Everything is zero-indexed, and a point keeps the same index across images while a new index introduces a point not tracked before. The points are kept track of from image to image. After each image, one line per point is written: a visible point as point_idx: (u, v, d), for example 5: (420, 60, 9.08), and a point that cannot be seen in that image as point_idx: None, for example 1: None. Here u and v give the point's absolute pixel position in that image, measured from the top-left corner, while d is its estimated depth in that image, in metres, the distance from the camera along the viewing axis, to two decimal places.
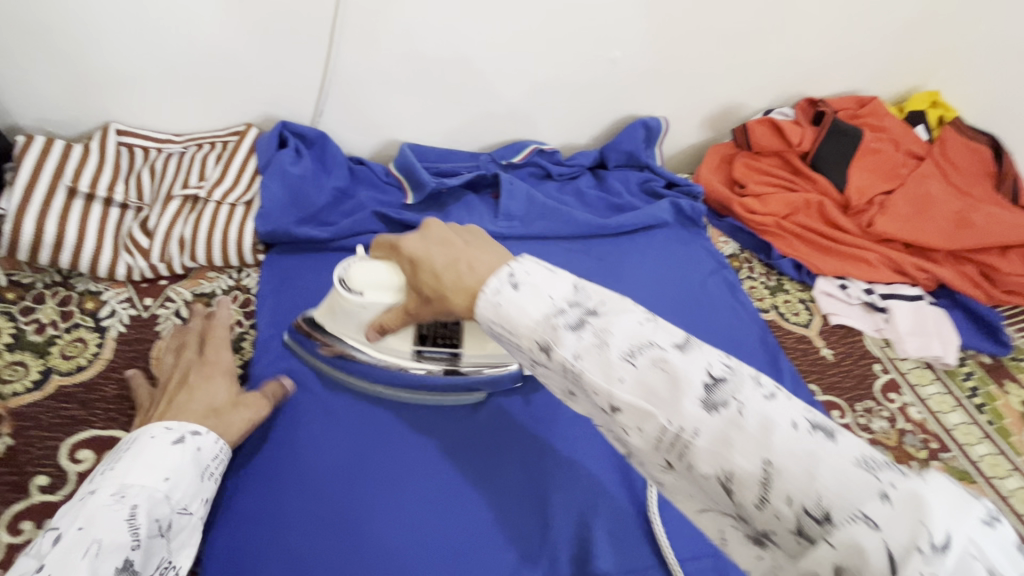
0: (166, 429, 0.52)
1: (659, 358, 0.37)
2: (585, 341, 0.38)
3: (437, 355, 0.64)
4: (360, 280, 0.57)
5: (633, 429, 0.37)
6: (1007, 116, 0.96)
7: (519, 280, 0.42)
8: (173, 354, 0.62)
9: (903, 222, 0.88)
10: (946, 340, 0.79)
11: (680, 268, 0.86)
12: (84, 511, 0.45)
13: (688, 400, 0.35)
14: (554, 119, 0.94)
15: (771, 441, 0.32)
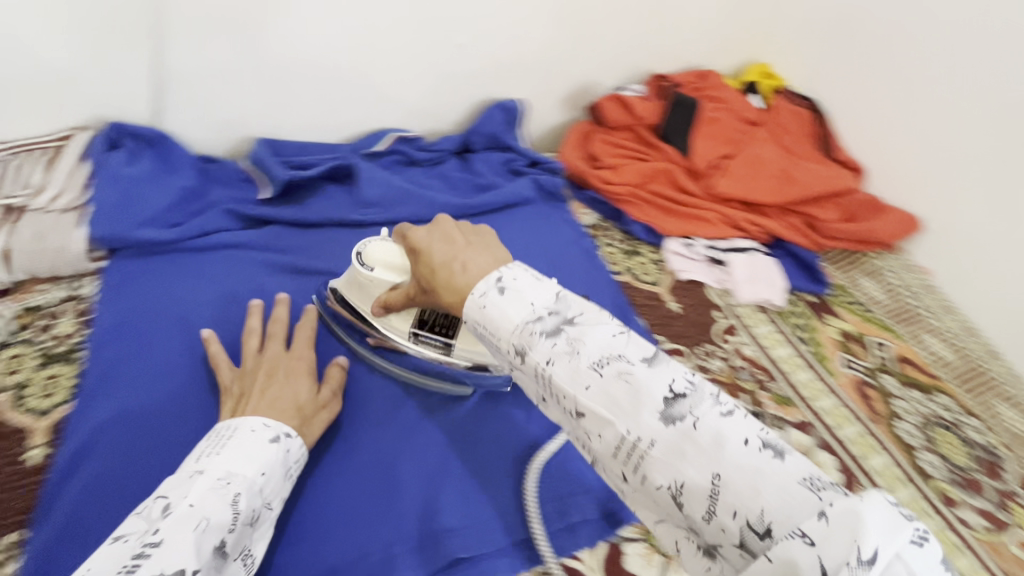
0: (266, 426, 0.54)
1: (625, 371, 0.41)
2: (557, 348, 0.42)
3: (432, 342, 0.64)
4: (371, 255, 0.64)
5: (595, 435, 0.41)
6: (824, 82, 1.08)
7: (505, 285, 0.46)
8: (275, 345, 0.65)
9: (740, 181, 0.97)
10: (774, 283, 0.88)
11: (543, 240, 0.90)
12: (194, 489, 0.46)
13: (647, 412, 0.39)
14: (413, 106, 0.96)
15: (720, 453, 0.36)
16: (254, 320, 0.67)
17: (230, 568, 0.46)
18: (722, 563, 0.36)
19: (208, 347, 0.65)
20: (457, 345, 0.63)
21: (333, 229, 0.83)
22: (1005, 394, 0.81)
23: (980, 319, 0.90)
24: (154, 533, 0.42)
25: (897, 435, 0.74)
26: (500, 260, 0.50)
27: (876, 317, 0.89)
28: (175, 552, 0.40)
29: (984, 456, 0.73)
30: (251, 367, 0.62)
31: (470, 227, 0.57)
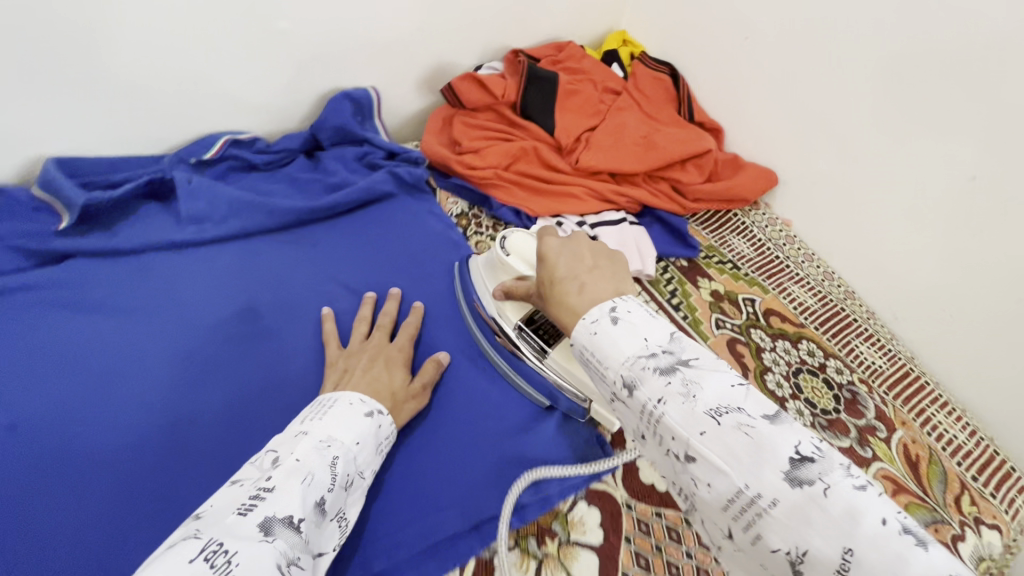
0: (362, 401, 0.57)
1: (745, 423, 0.37)
2: (672, 389, 0.39)
3: (530, 343, 0.66)
4: (514, 245, 0.69)
5: (703, 484, 0.37)
6: (682, 46, 1.06)
7: (619, 317, 0.45)
8: (380, 335, 0.70)
9: (606, 153, 0.94)
10: (646, 254, 0.87)
11: (402, 237, 0.85)
12: (299, 446, 0.48)
13: (768, 470, 0.35)
14: (244, 105, 0.85)
15: (855, 529, 0.31)
16: (366, 309, 0.73)
17: (328, 527, 0.47)
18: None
19: (324, 324, 0.70)
20: (552, 355, 0.64)
21: (153, 254, 0.72)
22: (863, 332, 0.84)
23: (837, 264, 0.94)
24: (267, 480, 0.44)
25: (767, 387, 0.76)
26: (620, 291, 0.50)
27: (745, 274, 0.90)
28: (286, 499, 0.42)
29: (846, 395, 0.76)
30: (359, 350, 0.67)
31: (603, 250, 0.57)
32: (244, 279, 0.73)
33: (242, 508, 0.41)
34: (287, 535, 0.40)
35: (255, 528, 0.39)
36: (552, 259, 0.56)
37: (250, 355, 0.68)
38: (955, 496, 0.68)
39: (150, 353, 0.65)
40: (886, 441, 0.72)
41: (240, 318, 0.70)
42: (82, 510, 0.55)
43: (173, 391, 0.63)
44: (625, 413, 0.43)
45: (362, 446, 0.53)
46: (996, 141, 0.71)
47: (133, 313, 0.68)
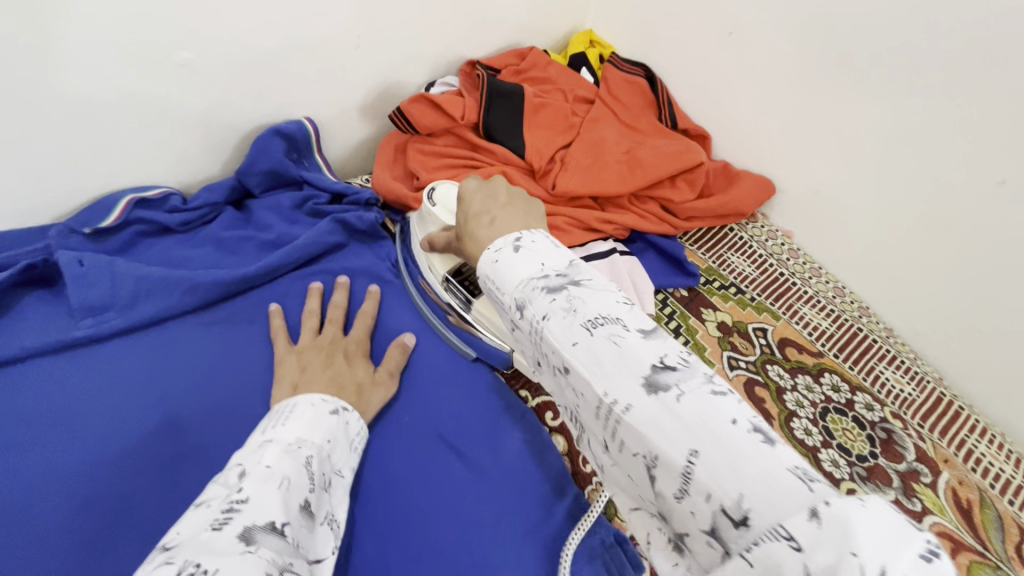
0: (323, 401, 0.53)
1: (617, 334, 0.36)
2: (555, 305, 0.39)
3: (457, 293, 0.68)
4: (439, 197, 0.70)
5: (578, 393, 0.38)
6: (657, 45, 0.96)
7: (522, 246, 0.44)
8: (333, 329, 0.66)
9: (587, 173, 0.83)
10: (643, 291, 0.76)
11: (357, 299, 0.72)
12: (267, 453, 0.43)
13: (632, 379, 0.35)
14: (147, 154, 0.69)
15: (704, 431, 0.31)
16: (313, 302, 0.68)
17: (317, 531, 0.43)
18: (690, 553, 0.33)
19: (272, 321, 0.65)
20: (476, 305, 0.66)
21: (43, 360, 0.58)
22: (885, 355, 0.76)
23: (846, 277, 0.85)
24: (237, 492, 0.38)
25: (794, 435, 0.67)
26: (530, 227, 0.49)
27: (750, 298, 0.81)
28: (266, 504, 0.37)
29: (881, 435, 0.68)
30: (313, 346, 0.63)
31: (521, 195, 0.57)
32: (164, 379, 0.60)
33: (216, 522, 0.35)
34: (274, 541, 0.36)
35: (233, 538, 0.34)
36: (469, 199, 0.57)
37: (177, 483, 0.54)
38: (1016, 546, 0.60)
39: (41, 501, 0.51)
40: (933, 487, 0.64)
41: (161, 432, 0.57)
42: None
43: (77, 547, 0.50)
44: (519, 336, 0.43)
45: (333, 442, 0.50)
46: None
47: (11, 447, 0.53)
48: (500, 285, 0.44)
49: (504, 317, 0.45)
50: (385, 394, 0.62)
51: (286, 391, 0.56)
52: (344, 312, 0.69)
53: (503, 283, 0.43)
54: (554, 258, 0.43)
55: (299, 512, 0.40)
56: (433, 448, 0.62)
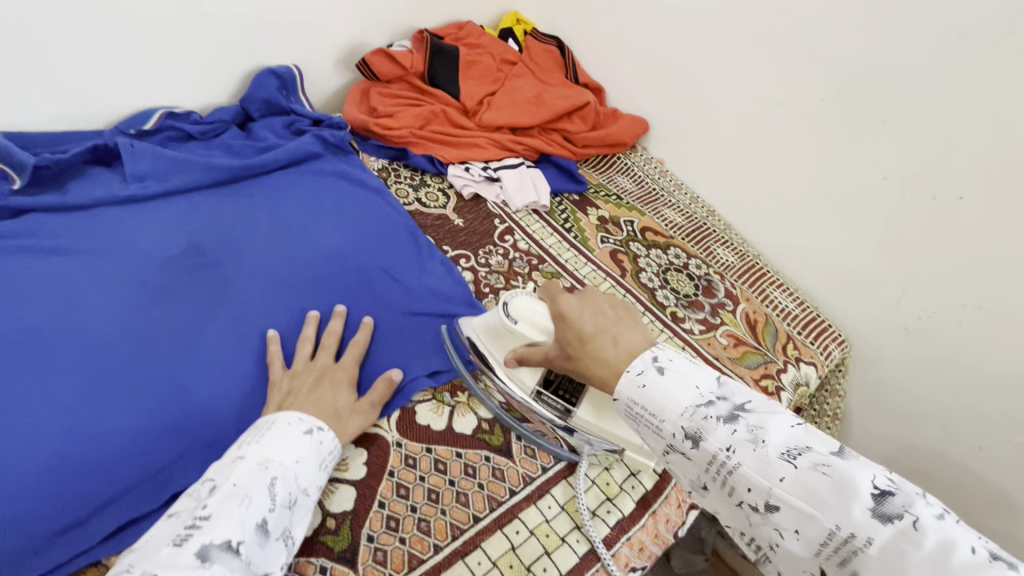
0: (300, 420, 0.60)
1: (822, 464, 0.41)
2: (739, 437, 0.45)
3: (553, 404, 0.64)
4: (521, 313, 0.64)
5: (792, 530, 0.42)
6: (564, 19, 1.24)
7: (664, 367, 0.51)
8: (325, 355, 0.71)
9: (505, 112, 1.11)
10: (541, 188, 1.03)
11: (324, 186, 0.97)
12: (236, 472, 0.52)
13: (857, 508, 0.39)
14: (173, 79, 0.95)
15: (950, 559, 0.35)
16: (309, 329, 0.75)
17: (272, 546, 0.51)
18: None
19: (269, 347, 0.74)
20: (577, 415, 0.63)
21: (104, 203, 0.82)
22: (720, 239, 1.04)
23: (700, 189, 1.13)
24: (202, 510, 0.49)
25: (641, 281, 0.93)
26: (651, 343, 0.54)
27: (627, 203, 1.08)
28: (222, 525, 0.47)
29: (703, 283, 0.94)
30: (305, 369, 0.69)
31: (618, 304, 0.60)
32: (190, 224, 0.84)
33: (177, 539, 0.46)
34: (225, 558, 0.45)
35: (191, 555, 0.44)
36: (574, 317, 0.58)
37: (199, 281, 0.80)
38: (784, 344, 0.87)
39: (114, 280, 0.76)
40: (733, 311, 0.90)
41: (188, 253, 0.82)
42: (64, 404, 0.66)
43: (136, 311, 0.75)
44: (700, 468, 0.48)
45: (305, 462, 0.57)
46: (788, 71, 0.92)
47: (86, 254, 0.77)
48: (660, 416, 0.49)
49: (668, 444, 0.50)
50: (365, 424, 0.65)
51: (272, 410, 0.63)
52: (338, 339, 0.74)
53: (666, 413, 0.49)
54: (706, 385, 0.50)
55: (255, 533, 0.49)
56: (372, 275, 0.86)
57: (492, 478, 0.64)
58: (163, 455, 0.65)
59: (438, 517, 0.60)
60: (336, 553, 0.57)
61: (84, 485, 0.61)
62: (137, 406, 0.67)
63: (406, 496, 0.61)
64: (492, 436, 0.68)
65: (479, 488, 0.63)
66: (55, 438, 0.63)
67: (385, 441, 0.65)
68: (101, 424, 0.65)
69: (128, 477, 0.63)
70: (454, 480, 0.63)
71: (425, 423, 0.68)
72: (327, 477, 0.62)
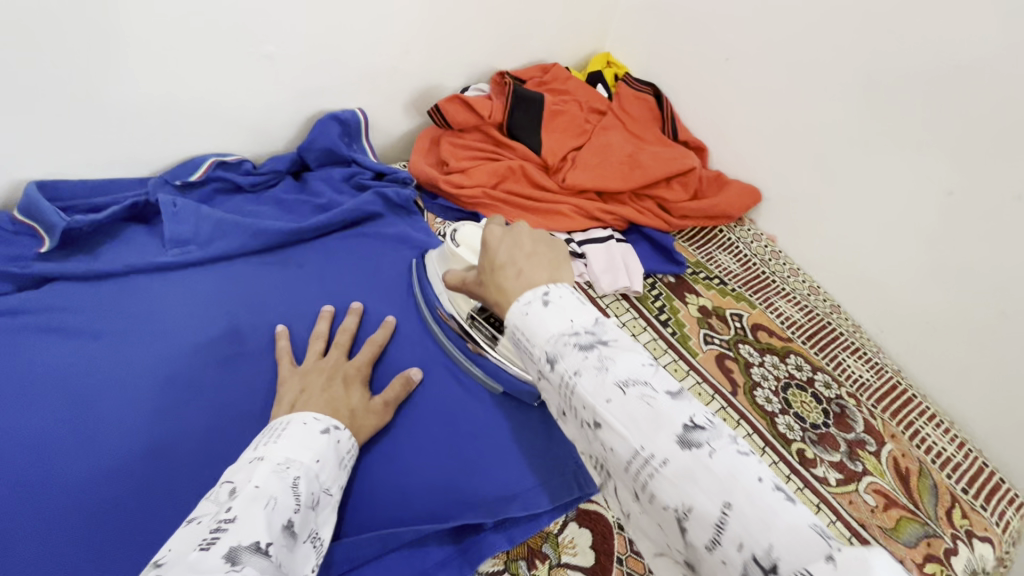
0: (316, 419, 0.52)
1: (649, 394, 0.35)
2: (587, 363, 0.37)
3: (483, 331, 0.65)
4: (464, 237, 0.67)
5: (607, 450, 0.36)
6: (664, 66, 1.08)
7: (550, 300, 0.42)
8: (337, 353, 0.67)
9: (593, 172, 0.96)
10: (633, 271, 0.87)
11: (383, 255, 0.84)
12: (256, 472, 0.43)
13: (665, 435, 0.33)
14: (229, 125, 0.85)
15: (734, 487, 0.30)
16: (323, 325, 0.70)
17: (299, 550, 0.42)
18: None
19: (278, 342, 0.68)
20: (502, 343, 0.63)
21: (137, 273, 0.71)
22: (850, 346, 0.85)
23: (821, 276, 0.94)
24: (226, 511, 0.38)
25: (756, 402, 0.75)
26: (559, 279, 0.45)
27: (732, 289, 0.91)
28: (252, 523, 0.37)
29: (835, 409, 0.76)
30: (315, 367, 0.63)
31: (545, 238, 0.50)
32: (230, 301, 0.73)
33: (202, 542, 0.35)
34: (258, 562, 0.36)
35: (220, 560, 0.34)
36: (493, 245, 0.49)
37: (233, 375, 0.67)
38: (947, 510, 0.68)
39: (136, 369, 0.65)
40: (876, 455, 0.72)
41: (224, 339, 0.69)
42: (56, 545, 0.53)
43: (156, 414, 0.62)
44: (548, 390, 0.41)
45: (322, 458, 0.49)
46: (969, 157, 0.74)
47: (109, 336, 0.66)
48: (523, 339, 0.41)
49: (529, 368, 0.43)
50: (380, 422, 0.61)
51: (284, 410, 0.56)
52: (352, 337, 0.70)
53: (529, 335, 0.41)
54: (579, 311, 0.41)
55: (284, 532, 0.40)
56: (434, 372, 0.70)
57: None
58: None
59: None
60: None
61: None
62: (138, 552, 0.54)
63: None
64: None
65: None
66: None
67: None
68: (100, 570, 0.53)
69: None
70: None
71: None
72: None
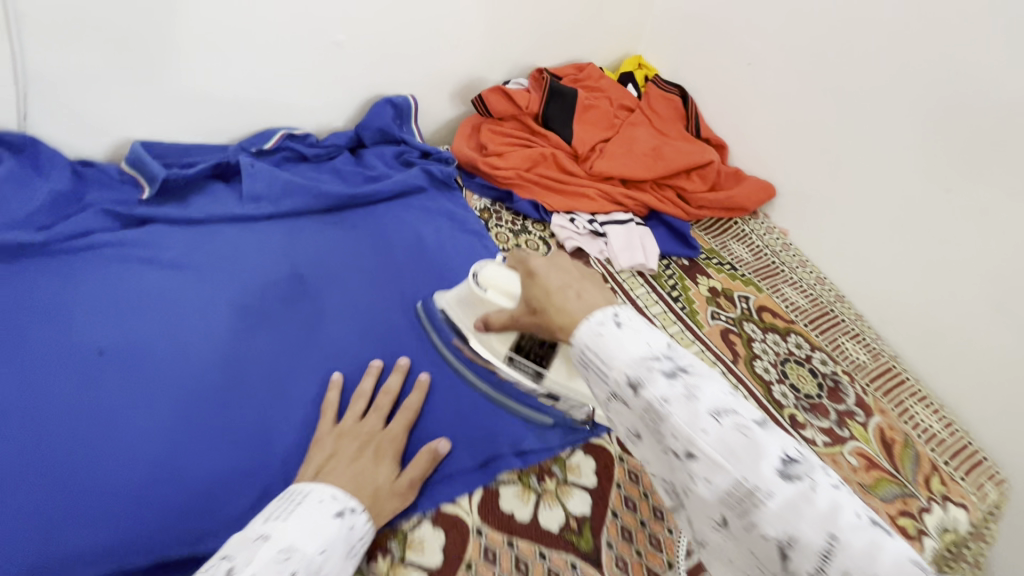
0: (333, 498, 0.53)
1: (744, 425, 0.37)
2: (675, 392, 0.39)
3: (525, 368, 0.66)
4: (490, 280, 0.66)
5: (700, 479, 0.38)
6: (692, 68, 1.17)
7: (623, 322, 0.44)
8: (375, 418, 0.65)
9: (619, 162, 1.04)
10: (650, 250, 0.95)
11: (426, 222, 0.94)
12: (255, 559, 0.45)
13: (765, 466, 0.36)
14: (299, 103, 0.97)
15: (838, 520, 0.33)
16: (368, 382, 0.68)
17: None
18: None
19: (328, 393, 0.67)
20: (551, 376, 0.64)
21: (220, 224, 0.83)
22: (850, 332, 0.91)
23: (830, 268, 1.00)
24: None
25: (755, 371, 0.83)
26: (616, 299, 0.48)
27: (741, 275, 0.98)
28: None
29: (829, 383, 0.83)
30: (352, 431, 0.62)
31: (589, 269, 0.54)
32: (294, 251, 0.84)
33: None
34: None
35: None
36: (543, 276, 0.52)
37: (294, 311, 0.77)
38: (926, 476, 0.74)
39: (216, 298, 0.76)
40: (863, 424, 0.78)
41: (289, 281, 0.80)
42: (148, 428, 0.63)
43: (232, 334, 0.73)
44: (628, 414, 0.42)
45: (329, 546, 0.49)
46: (970, 155, 0.80)
47: (196, 270, 0.77)
48: (603, 362, 0.43)
49: (602, 390, 0.44)
50: (401, 506, 0.58)
51: (310, 476, 0.57)
52: (393, 400, 0.67)
53: (612, 358, 0.42)
54: (654, 337, 0.44)
55: None
56: None
57: None
58: (238, 500, 0.60)
59: None
60: None
61: (151, 522, 0.57)
62: (216, 439, 0.64)
63: None
64: (580, 538, 0.61)
65: None
66: (134, 465, 0.60)
67: (465, 525, 0.60)
68: (182, 449, 0.62)
69: (198, 521, 0.58)
70: None
71: (508, 511, 0.62)
72: (401, 556, 0.57)
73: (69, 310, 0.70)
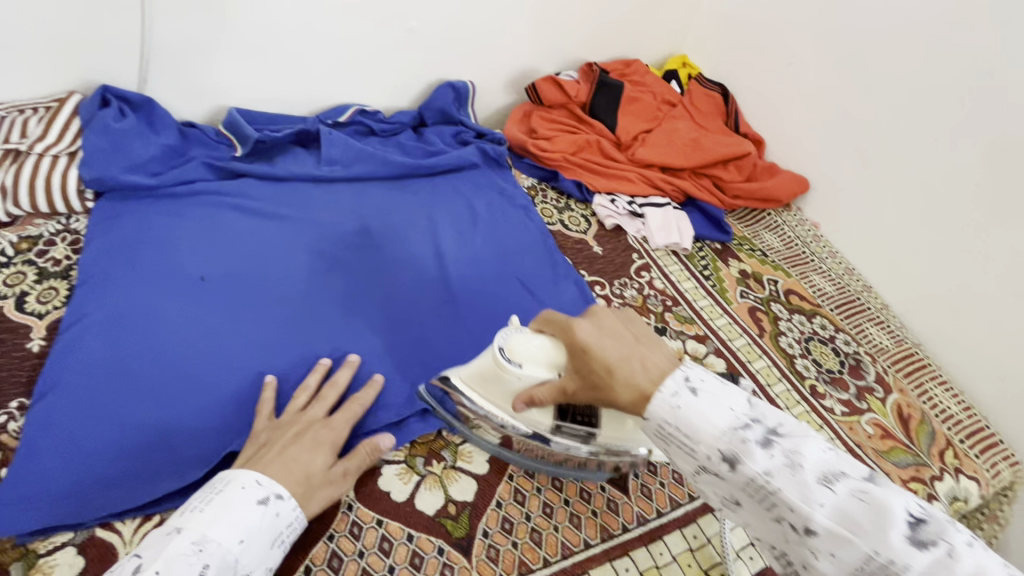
0: (258, 485, 0.54)
1: (859, 490, 0.40)
2: (778, 464, 0.42)
3: (573, 433, 0.61)
4: (524, 354, 0.58)
5: (828, 555, 0.40)
6: (735, 67, 1.22)
7: (695, 386, 0.46)
8: (318, 408, 0.65)
9: (659, 151, 1.11)
10: (684, 231, 1.02)
11: (479, 194, 1.03)
12: (164, 554, 0.48)
13: (895, 534, 0.38)
14: (370, 82, 1.07)
15: None
16: (314, 377, 0.69)
17: None
18: None
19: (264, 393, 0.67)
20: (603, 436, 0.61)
21: (300, 180, 0.94)
22: (874, 318, 0.95)
23: (857, 259, 1.05)
24: None
25: (780, 346, 0.88)
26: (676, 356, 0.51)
27: (772, 260, 1.03)
28: None
29: (851, 360, 0.87)
30: (291, 422, 0.64)
31: (637, 329, 0.55)
32: (363, 210, 0.94)
33: None
34: None
35: None
36: (598, 349, 0.52)
37: (362, 260, 0.87)
38: (940, 449, 0.79)
39: (297, 243, 0.86)
40: (882, 399, 0.83)
41: (358, 234, 0.90)
42: (240, 343, 0.73)
43: (309, 275, 0.83)
44: (729, 486, 0.44)
45: (249, 535, 0.51)
46: (997, 153, 0.84)
47: (280, 218, 0.88)
48: (689, 437, 0.45)
49: (693, 465, 0.46)
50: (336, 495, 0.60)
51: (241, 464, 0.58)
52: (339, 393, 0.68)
53: (701, 433, 0.44)
54: (735, 400, 0.46)
55: None
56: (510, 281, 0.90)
57: (607, 509, 0.65)
58: None
59: (551, 531, 0.62)
60: (454, 538, 0.61)
61: (243, 417, 0.67)
62: (295, 358, 0.74)
63: (522, 502, 0.64)
64: None
65: (592, 514, 0.64)
66: (229, 372, 0.70)
67: None
68: (268, 363, 0.72)
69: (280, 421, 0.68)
70: (569, 500, 0.65)
71: None
72: (453, 463, 0.67)
73: (177, 243, 0.81)
